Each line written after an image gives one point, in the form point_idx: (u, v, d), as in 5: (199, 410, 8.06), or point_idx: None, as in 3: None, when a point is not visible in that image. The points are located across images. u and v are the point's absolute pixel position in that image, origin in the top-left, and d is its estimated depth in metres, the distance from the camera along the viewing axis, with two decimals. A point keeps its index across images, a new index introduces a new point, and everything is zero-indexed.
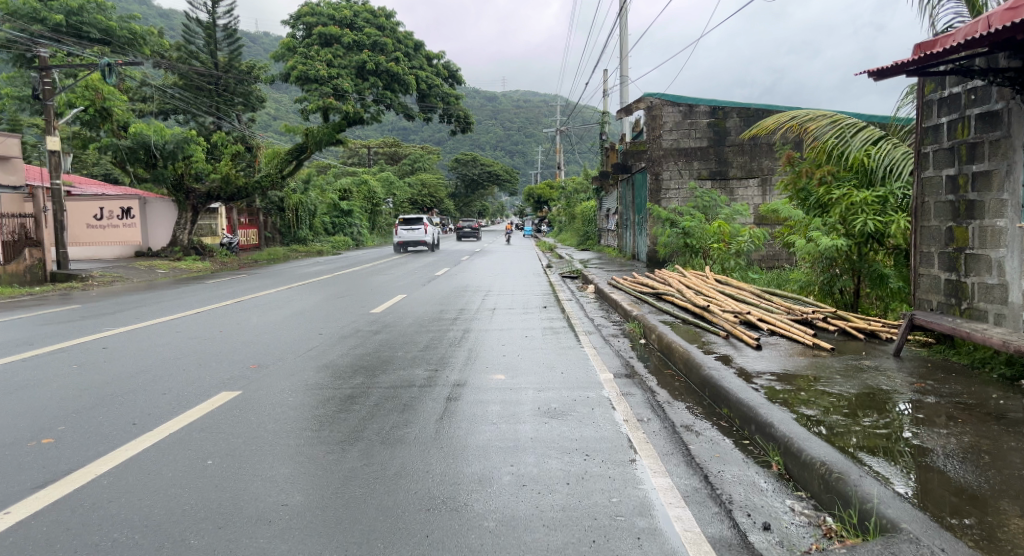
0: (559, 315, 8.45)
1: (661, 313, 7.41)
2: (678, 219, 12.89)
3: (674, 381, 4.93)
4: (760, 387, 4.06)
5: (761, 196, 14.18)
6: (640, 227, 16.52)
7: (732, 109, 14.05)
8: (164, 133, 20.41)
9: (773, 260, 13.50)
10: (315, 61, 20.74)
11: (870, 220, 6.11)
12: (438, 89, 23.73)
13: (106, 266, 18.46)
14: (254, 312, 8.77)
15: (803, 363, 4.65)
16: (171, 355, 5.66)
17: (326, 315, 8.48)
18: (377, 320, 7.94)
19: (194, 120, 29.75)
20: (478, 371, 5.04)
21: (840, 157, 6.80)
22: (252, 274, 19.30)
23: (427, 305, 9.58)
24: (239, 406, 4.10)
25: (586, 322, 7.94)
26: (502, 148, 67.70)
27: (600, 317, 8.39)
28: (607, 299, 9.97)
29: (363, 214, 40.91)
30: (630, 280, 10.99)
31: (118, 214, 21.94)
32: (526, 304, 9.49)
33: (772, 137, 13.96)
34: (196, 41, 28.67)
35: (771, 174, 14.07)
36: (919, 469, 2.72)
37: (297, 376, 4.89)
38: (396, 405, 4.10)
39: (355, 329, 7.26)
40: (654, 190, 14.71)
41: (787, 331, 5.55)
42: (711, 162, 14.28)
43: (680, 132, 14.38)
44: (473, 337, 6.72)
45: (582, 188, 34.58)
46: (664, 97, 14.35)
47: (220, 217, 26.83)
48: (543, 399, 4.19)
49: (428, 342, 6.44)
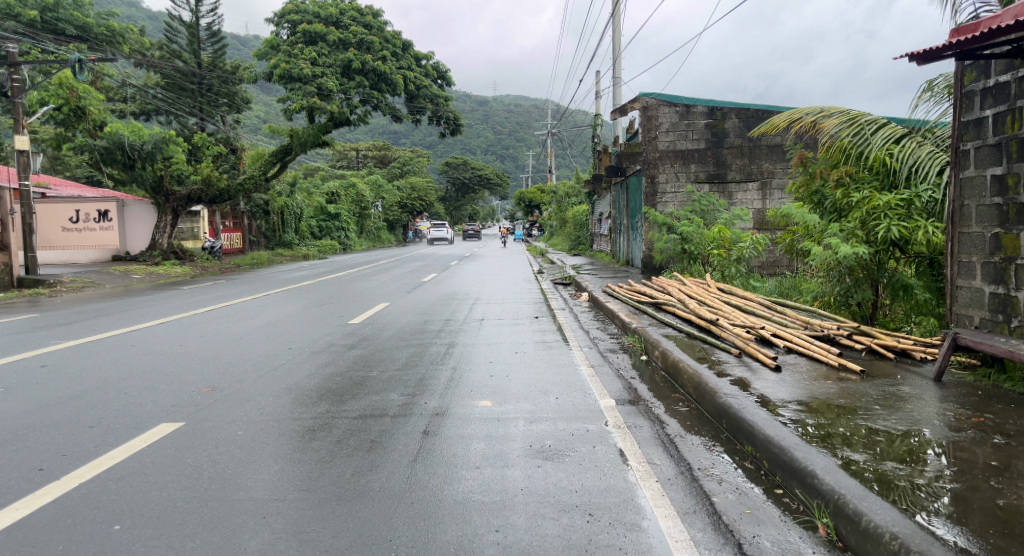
0: (552, 327, 7.86)
1: (663, 326, 6.85)
2: (675, 224, 12.41)
3: (685, 407, 4.34)
4: (790, 421, 3.48)
5: (761, 200, 13.68)
6: (634, 231, 16.00)
7: (730, 109, 13.55)
8: (142, 134, 19.73)
9: (774, 266, 13.02)
10: (299, 60, 20.09)
11: (894, 226, 5.57)
12: (427, 89, 23.20)
13: (79, 271, 17.68)
14: (223, 323, 8.09)
15: (832, 389, 4.08)
16: (116, 375, 4.97)
17: (300, 327, 7.83)
18: (354, 332, 7.30)
19: (176, 121, 29.01)
20: (462, 397, 4.42)
21: (858, 157, 6.28)
22: (234, 279, 18.59)
23: (411, 316, 8.93)
24: (175, 445, 3.44)
25: (582, 335, 7.34)
26: (493, 152, 67.22)
27: (596, 329, 7.81)
28: (603, 308, 9.42)
29: (351, 217, 40.32)
30: (626, 287, 10.42)
31: (95, 217, 21.11)
32: (516, 314, 8.87)
33: (772, 139, 13.47)
34: (179, 40, 27.97)
35: (771, 178, 13.57)
36: (1012, 544, 2.15)
37: (253, 403, 4.24)
38: (364, 442, 3.48)
39: (328, 343, 6.61)
40: (649, 193, 14.17)
41: (807, 349, 5.00)
42: (709, 165, 13.78)
43: (677, 134, 13.88)
44: (457, 353, 6.11)
45: (574, 191, 34.11)
46: (660, 97, 13.84)
47: (202, 219, 26.04)
48: (536, 434, 3.58)
49: (408, 359, 5.81)
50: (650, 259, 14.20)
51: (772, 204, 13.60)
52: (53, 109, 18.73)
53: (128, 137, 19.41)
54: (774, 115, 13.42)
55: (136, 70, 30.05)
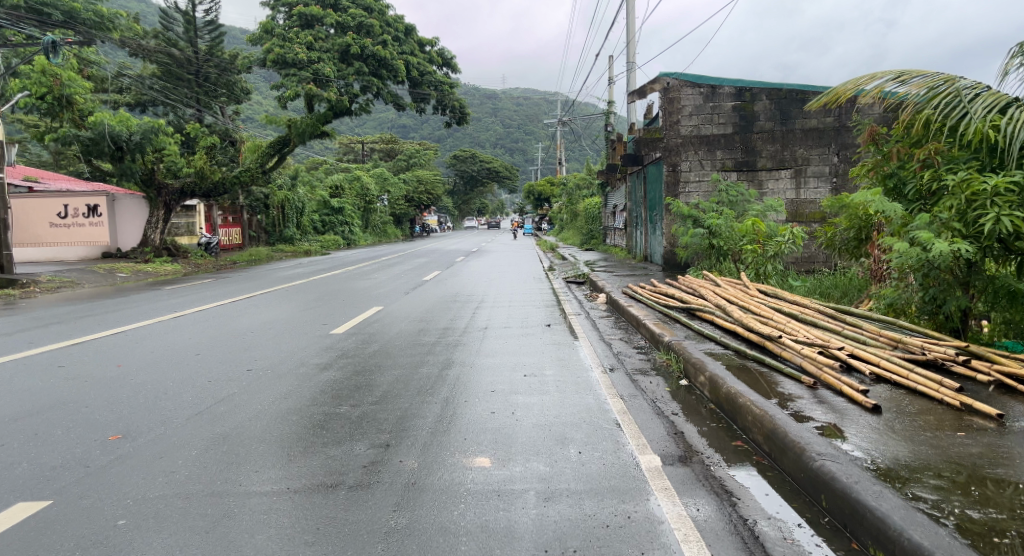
0: (568, 338, 6.71)
1: (702, 339, 5.69)
2: (702, 216, 11.22)
3: (755, 466, 3.17)
4: (936, 512, 2.31)
5: (795, 190, 12.37)
6: (652, 224, 14.78)
7: (761, 89, 12.28)
8: (129, 124, 18.66)
9: (809, 263, 11.86)
10: (294, 44, 18.96)
11: (1006, 217, 4.36)
12: (431, 76, 22.03)
13: (61, 269, 16.70)
14: (186, 333, 6.96)
15: (973, 446, 2.89)
16: (7, 415, 3.85)
17: (274, 338, 6.70)
18: (333, 346, 6.19)
19: (173, 112, 28.01)
20: (451, 453, 3.26)
21: (952, 132, 5.03)
22: (227, 278, 17.57)
23: (405, 323, 7.80)
24: (13, 548, 2.32)
25: (602, 349, 6.17)
26: (502, 146, 65.94)
27: (619, 340, 6.65)
28: (624, 314, 8.26)
29: (355, 211, 39.29)
30: (649, 288, 9.22)
31: (84, 212, 20.45)
32: (525, 322, 7.71)
33: (808, 122, 12.17)
34: (175, 28, 27.03)
35: (806, 165, 12.25)
36: None
37: (162, 466, 3.10)
38: (295, 546, 2.33)
39: (300, 362, 5.48)
40: (670, 182, 12.98)
41: (906, 380, 3.81)
42: (737, 152, 12.54)
43: (701, 117, 12.67)
44: (452, 376, 4.97)
45: (585, 183, 32.78)
46: (683, 77, 12.63)
47: (198, 214, 25.03)
48: (554, 529, 2.43)
49: (392, 386, 4.67)
50: (673, 256, 12.99)
51: (808, 193, 12.30)
52: (36, 98, 17.93)
53: (115, 127, 18.39)
54: (811, 95, 12.12)
55: (132, 59, 29.04)
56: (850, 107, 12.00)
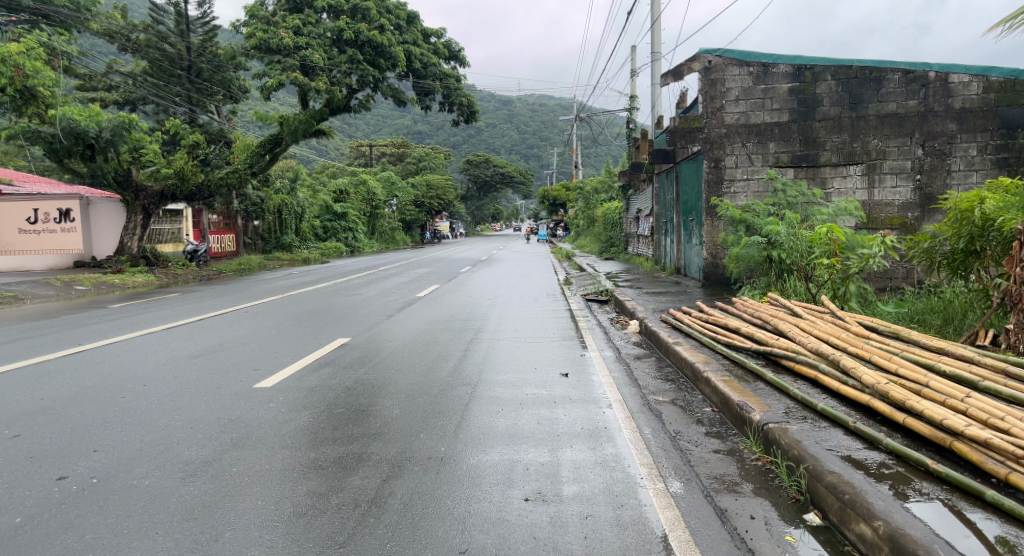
0: (595, 401, 4.52)
1: (820, 422, 3.42)
2: (757, 222, 9.15)
3: None
4: None
5: (867, 189, 10.06)
6: (688, 230, 12.60)
7: (824, 67, 10.08)
8: (98, 118, 17.00)
9: (886, 279, 9.64)
10: (280, 29, 17.22)
11: None
12: (436, 68, 20.06)
13: (14, 282, 14.84)
14: (52, 384, 4.90)
15: None
16: None
17: (171, 396, 4.61)
18: (241, 419, 4.08)
19: (163, 112, 26.35)
20: None
21: None
22: (203, 291, 15.62)
23: (369, 367, 5.70)
24: None
25: (648, 424, 4.00)
26: (517, 152, 64.32)
27: (674, 406, 4.42)
28: (668, 352, 6.04)
29: (361, 217, 37.45)
30: (698, 316, 6.97)
31: (56, 218, 18.63)
32: (535, 367, 5.55)
33: (884, 107, 9.88)
34: (166, 22, 25.33)
35: (881, 159, 9.94)
36: None
37: None
38: None
39: (165, 455, 3.39)
40: (712, 181, 10.82)
41: None
42: (794, 144, 10.34)
43: (750, 102, 10.51)
44: (397, 506, 2.78)
45: (603, 187, 30.70)
46: (726, 53, 10.50)
47: (186, 219, 23.19)
48: None
49: (277, 535, 2.53)
50: (716, 269, 10.83)
51: (883, 194, 9.97)
52: None
53: (80, 122, 16.68)
54: (888, 73, 9.84)
55: (122, 56, 27.54)
56: (938, 86, 9.65)
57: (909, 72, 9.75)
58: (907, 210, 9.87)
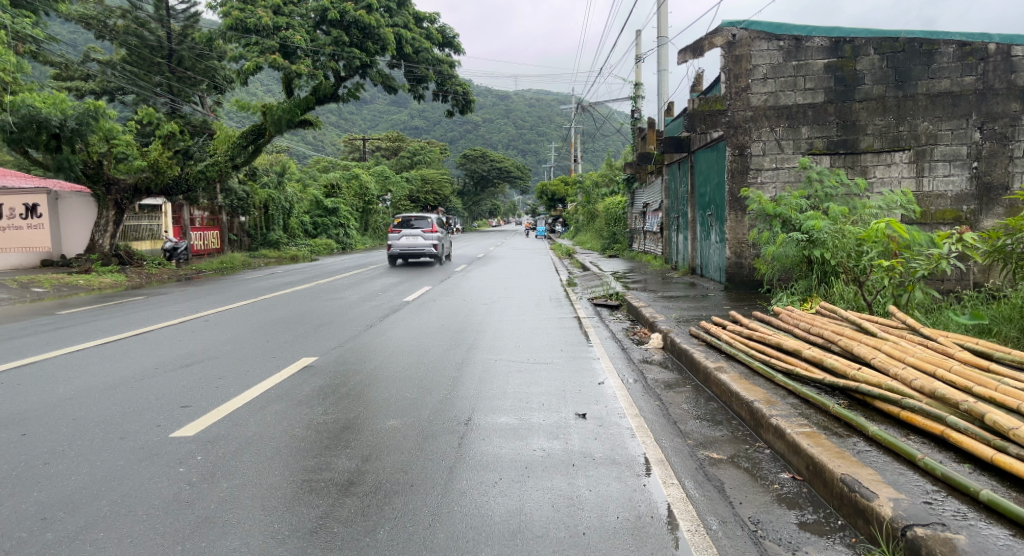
0: (626, 461, 3.29)
1: (1001, 531, 2.17)
2: (793, 216, 7.95)
3: None
4: None
5: (914, 178, 8.82)
6: (706, 226, 11.36)
7: (866, 40, 8.85)
8: (63, 106, 15.56)
9: (939, 281, 8.42)
10: (258, 8, 16.12)
11: None
12: (428, 53, 18.70)
13: None
14: None
15: None
16: None
17: (48, 456, 3.37)
18: (121, 501, 2.83)
19: (142, 102, 25.02)
20: None
21: None
22: (175, 293, 14.35)
23: (327, 401, 4.45)
24: None
25: (712, 509, 2.76)
26: (514, 147, 63.12)
27: (738, 472, 3.17)
28: (710, 382, 4.78)
29: (353, 212, 36.11)
30: (737, 330, 5.75)
31: (22, 214, 17.17)
32: (541, 403, 4.32)
33: (936, 84, 8.66)
34: (145, 7, 24.01)
35: (932, 144, 8.72)
36: None
37: None
38: None
39: None
40: (736, 169, 9.57)
41: None
42: (831, 127, 9.11)
43: (780, 81, 9.27)
44: None
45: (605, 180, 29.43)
46: (753, 26, 9.25)
47: (165, 215, 21.93)
48: None
49: None
50: (741, 269, 9.63)
51: (933, 183, 8.75)
52: None
53: (42, 109, 15.14)
54: (939, 45, 8.63)
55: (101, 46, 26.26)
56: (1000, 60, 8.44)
57: (965, 44, 8.54)
58: (962, 202, 8.65)
